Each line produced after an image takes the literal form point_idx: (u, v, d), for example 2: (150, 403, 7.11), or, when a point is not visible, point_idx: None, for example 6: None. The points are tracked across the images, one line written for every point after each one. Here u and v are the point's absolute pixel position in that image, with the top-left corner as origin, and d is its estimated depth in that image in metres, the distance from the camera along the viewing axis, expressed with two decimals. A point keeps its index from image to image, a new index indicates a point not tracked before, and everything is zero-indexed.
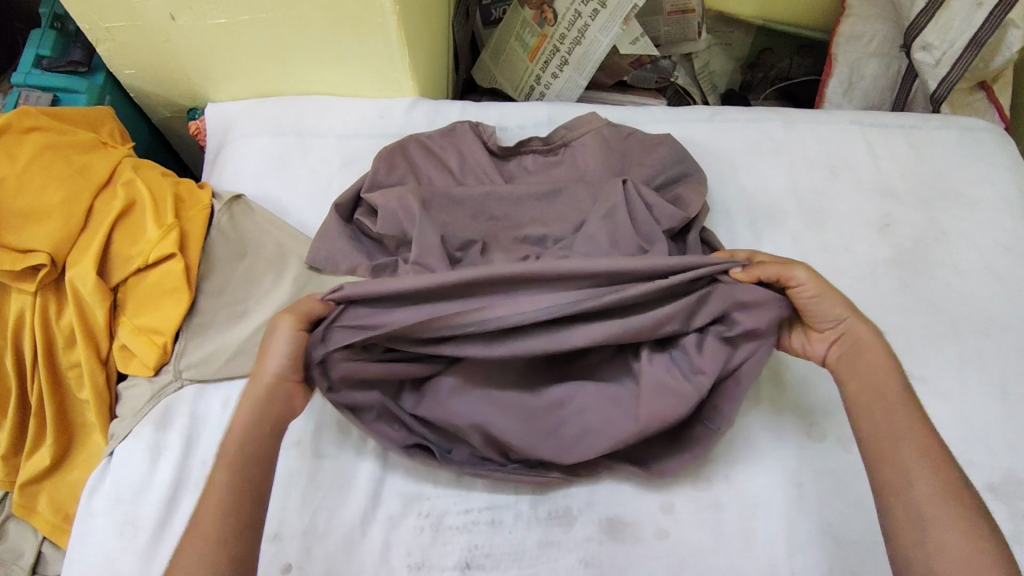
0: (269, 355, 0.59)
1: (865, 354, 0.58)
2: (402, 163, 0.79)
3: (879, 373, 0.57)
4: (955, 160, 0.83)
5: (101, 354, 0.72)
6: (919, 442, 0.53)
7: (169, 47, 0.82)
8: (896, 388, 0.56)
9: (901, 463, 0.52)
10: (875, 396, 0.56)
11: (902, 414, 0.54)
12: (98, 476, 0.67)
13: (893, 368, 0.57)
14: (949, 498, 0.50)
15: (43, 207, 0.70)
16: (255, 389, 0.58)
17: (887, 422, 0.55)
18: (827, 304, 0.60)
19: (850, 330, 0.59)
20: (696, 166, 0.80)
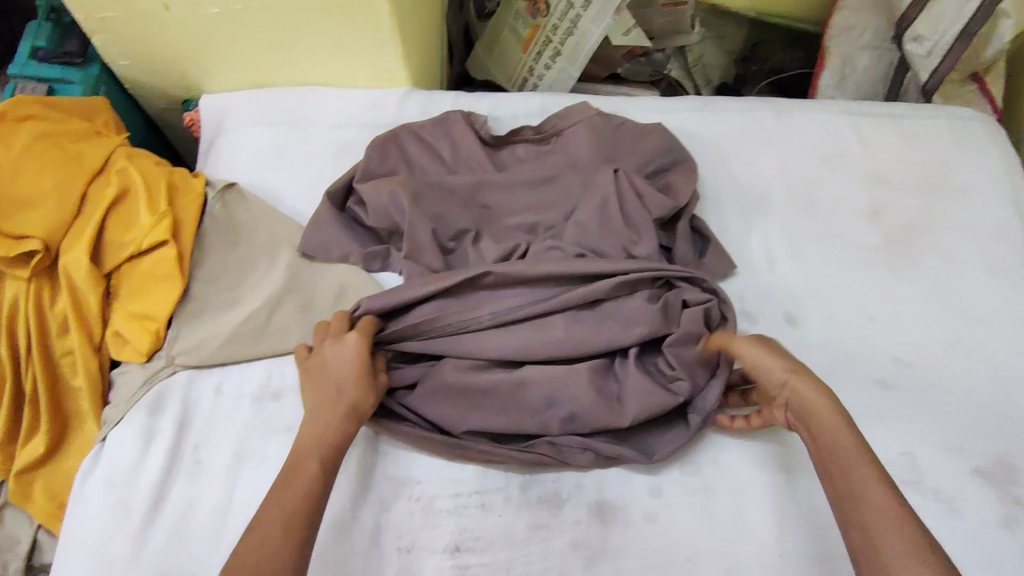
0: (365, 382, 0.62)
1: (811, 408, 0.56)
2: (394, 152, 0.80)
3: (832, 425, 0.55)
4: (945, 150, 0.84)
5: (94, 340, 0.72)
6: (876, 493, 0.50)
7: (163, 37, 0.83)
8: (846, 437, 0.54)
9: (864, 520, 0.49)
10: (832, 453, 0.54)
11: (862, 465, 0.52)
12: (91, 460, 0.67)
13: (842, 418, 0.55)
14: (918, 550, 0.46)
15: (37, 193, 0.70)
16: (344, 407, 0.60)
17: (855, 486, 0.51)
18: (766, 361, 0.60)
19: (791, 383, 0.58)
20: (687, 154, 0.80)
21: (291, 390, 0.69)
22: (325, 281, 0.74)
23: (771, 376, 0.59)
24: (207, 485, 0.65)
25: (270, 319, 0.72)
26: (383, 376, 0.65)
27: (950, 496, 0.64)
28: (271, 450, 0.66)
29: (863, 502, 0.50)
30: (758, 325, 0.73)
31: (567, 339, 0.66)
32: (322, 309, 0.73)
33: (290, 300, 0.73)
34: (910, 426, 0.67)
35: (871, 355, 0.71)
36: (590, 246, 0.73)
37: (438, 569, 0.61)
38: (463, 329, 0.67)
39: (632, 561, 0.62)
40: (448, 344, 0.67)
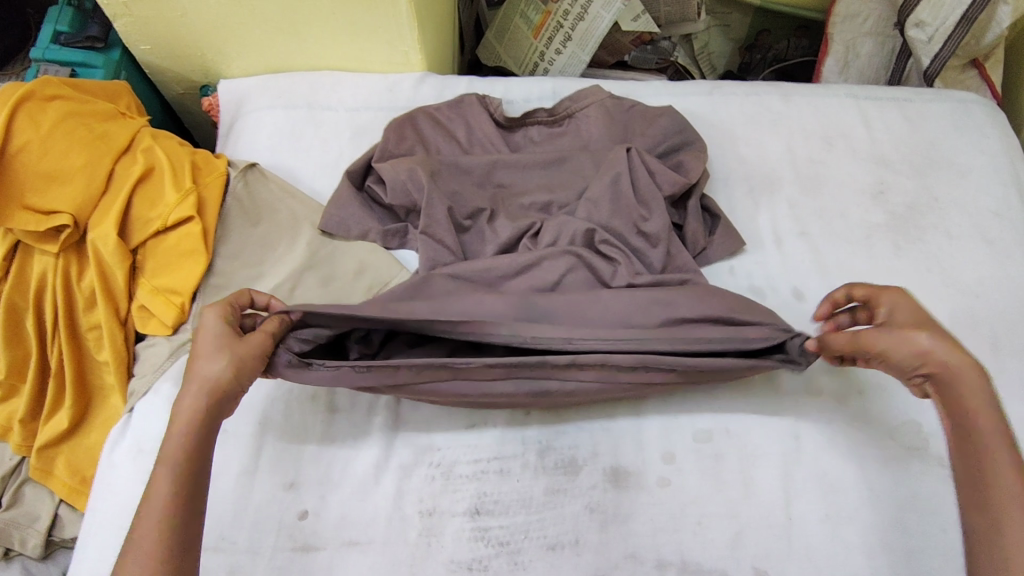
0: (217, 353, 0.56)
1: (965, 396, 0.53)
2: (411, 134, 0.82)
3: (981, 415, 0.52)
4: (947, 131, 0.86)
5: (120, 315, 0.74)
6: (1011, 498, 0.49)
7: (185, 21, 0.85)
8: (998, 429, 0.51)
9: (990, 510, 0.50)
10: (977, 445, 0.52)
11: (1006, 470, 0.50)
12: (120, 430, 0.69)
13: (990, 400, 0.52)
14: None
15: (65, 169, 0.72)
16: (194, 391, 0.55)
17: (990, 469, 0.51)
18: (915, 337, 0.54)
19: (944, 363, 0.53)
20: (697, 135, 0.82)
21: None
22: (344, 258, 0.76)
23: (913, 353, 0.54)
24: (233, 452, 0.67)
25: (292, 293, 0.74)
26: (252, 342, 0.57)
27: None
28: (294, 418, 0.68)
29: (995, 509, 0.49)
30: (766, 299, 0.75)
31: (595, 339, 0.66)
32: (343, 284, 0.75)
33: (311, 275, 0.75)
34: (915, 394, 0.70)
35: None
36: (602, 223, 0.75)
37: (459, 531, 0.63)
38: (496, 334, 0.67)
39: (646, 523, 0.64)
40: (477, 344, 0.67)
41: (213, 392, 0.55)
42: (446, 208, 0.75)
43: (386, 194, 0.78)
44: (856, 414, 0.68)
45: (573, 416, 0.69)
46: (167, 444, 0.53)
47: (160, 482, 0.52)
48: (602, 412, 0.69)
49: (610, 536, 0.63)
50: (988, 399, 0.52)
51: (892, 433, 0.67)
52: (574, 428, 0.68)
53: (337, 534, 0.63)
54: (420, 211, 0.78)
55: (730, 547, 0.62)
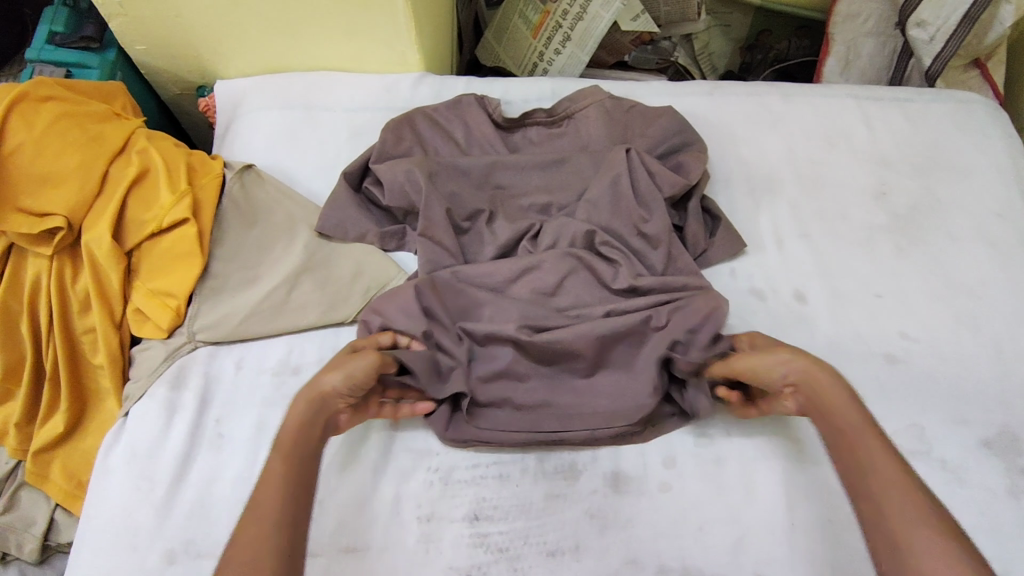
0: (336, 368, 0.60)
1: (826, 398, 0.57)
2: (409, 135, 0.81)
3: (844, 410, 0.56)
4: (948, 131, 0.85)
5: (115, 317, 0.74)
6: (885, 470, 0.51)
7: (180, 21, 0.84)
8: (860, 420, 0.55)
9: (877, 506, 0.50)
10: (843, 436, 0.55)
11: (876, 453, 0.52)
12: (114, 434, 0.68)
13: (851, 400, 0.56)
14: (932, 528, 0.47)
15: (59, 171, 0.71)
16: (306, 396, 0.58)
17: (863, 463, 0.52)
18: (771, 363, 0.61)
19: (803, 376, 0.59)
20: (696, 136, 0.81)
21: (310, 365, 0.71)
22: (341, 261, 0.76)
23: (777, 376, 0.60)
24: (229, 457, 0.66)
25: (289, 296, 0.73)
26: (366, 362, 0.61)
27: (957, 466, 0.65)
28: None
29: (875, 490, 0.51)
30: (767, 302, 0.74)
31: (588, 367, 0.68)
32: (341, 287, 0.74)
33: (309, 278, 0.74)
34: (917, 397, 0.69)
35: (877, 332, 0.72)
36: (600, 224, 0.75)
37: (458, 537, 0.62)
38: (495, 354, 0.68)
39: (647, 529, 0.63)
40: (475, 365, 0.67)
41: (322, 401, 0.59)
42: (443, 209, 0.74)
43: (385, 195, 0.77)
44: None
45: None
46: (282, 434, 0.56)
47: (277, 465, 0.54)
48: None
49: (611, 541, 0.62)
50: (834, 390, 0.57)
51: (893, 437, 0.67)
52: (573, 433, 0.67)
53: (333, 540, 0.62)
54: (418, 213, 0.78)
55: (731, 554, 0.62)
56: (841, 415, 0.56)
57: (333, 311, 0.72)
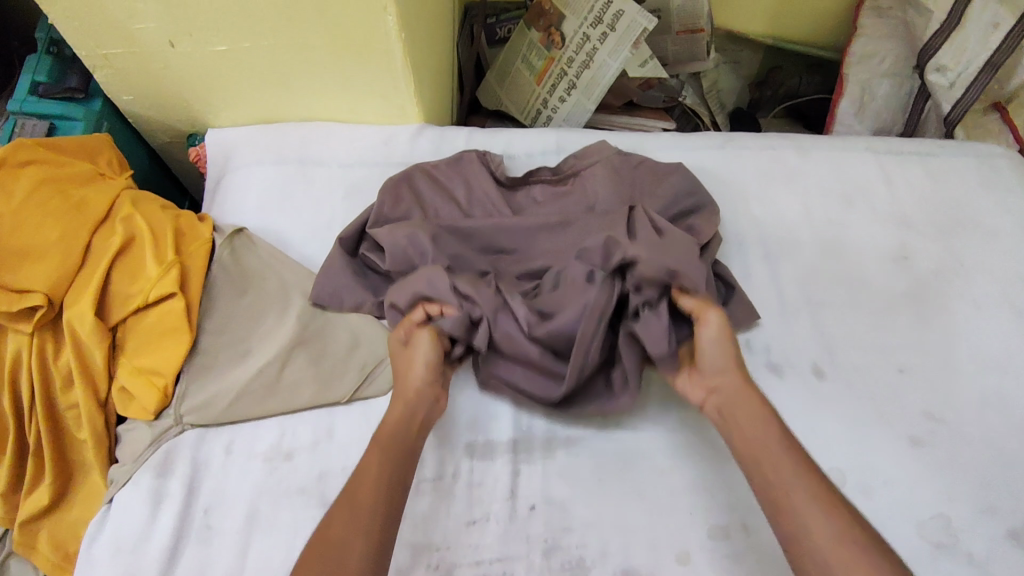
0: (414, 363, 0.65)
1: (735, 404, 0.60)
2: (407, 195, 0.77)
3: (748, 415, 0.59)
4: (971, 189, 0.82)
5: (99, 396, 0.70)
6: (797, 487, 0.53)
7: (168, 73, 0.80)
8: (772, 428, 0.57)
9: (791, 508, 0.52)
10: (754, 444, 0.57)
11: (781, 466, 0.55)
12: (96, 526, 0.64)
13: (769, 414, 0.59)
14: (846, 531, 0.50)
15: (40, 244, 0.68)
16: (399, 407, 0.62)
17: (774, 467, 0.55)
18: (710, 347, 0.64)
19: (727, 382, 0.62)
20: (708, 197, 0.78)
21: (304, 449, 0.67)
22: (338, 332, 0.73)
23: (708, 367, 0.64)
24: (217, 552, 0.62)
25: (281, 373, 0.69)
26: (424, 339, 0.67)
27: (987, 562, 0.62)
28: (283, 515, 0.64)
29: (783, 492, 0.53)
30: (785, 378, 0.71)
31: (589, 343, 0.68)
32: (336, 362, 0.71)
33: (302, 353, 0.71)
34: (943, 483, 0.65)
35: (899, 411, 0.69)
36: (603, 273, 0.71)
37: None
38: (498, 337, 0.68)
39: None
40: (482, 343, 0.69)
41: (417, 400, 0.63)
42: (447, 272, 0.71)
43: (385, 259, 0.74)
44: (882, 508, 0.64)
45: (578, 512, 0.64)
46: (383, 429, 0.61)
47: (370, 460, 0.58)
48: (609, 506, 0.65)
49: None
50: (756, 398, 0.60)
51: (920, 530, 0.63)
52: (582, 524, 0.64)
53: None
54: None
55: None
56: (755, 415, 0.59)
57: (328, 388, 0.69)
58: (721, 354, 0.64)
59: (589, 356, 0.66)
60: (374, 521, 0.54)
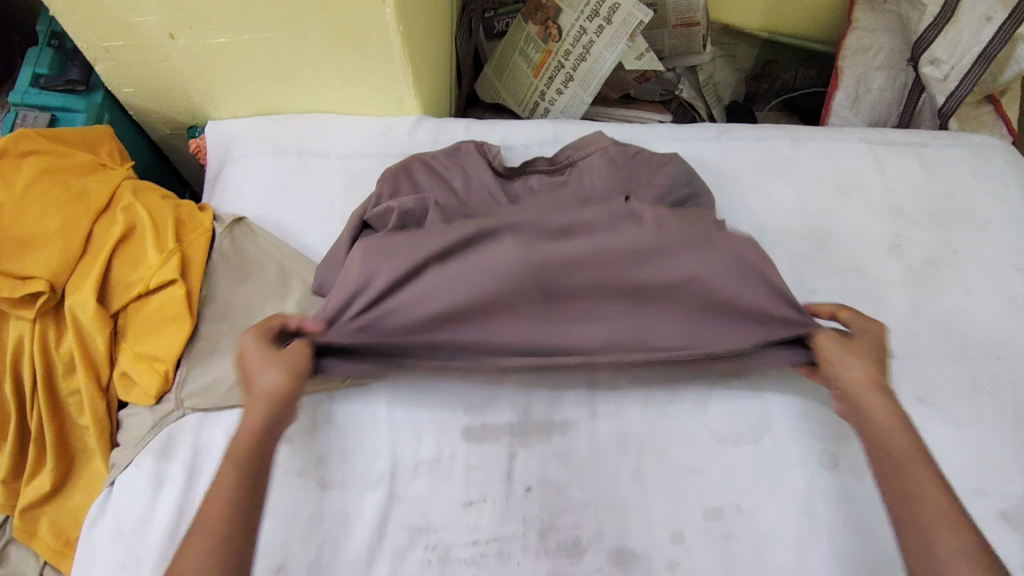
0: (268, 368, 0.59)
1: (869, 406, 0.60)
2: (406, 184, 0.79)
3: (875, 410, 0.59)
4: (964, 179, 0.83)
5: (101, 381, 0.71)
6: (936, 497, 0.52)
7: (169, 66, 0.81)
8: (904, 436, 0.57)
9: (918, 521, 0.52)
10: (886, 453, 0.56)
11: (916, 466, 0.55)
12: (100, 508, 0.66)
13: (900, 419, 0.58)
14: (973, 550, 0.49)
15: (42, 232, 0.68)
16: (257, 398, 0.58)
17: (911, 478, 0.54)
18: (839, 361, 0.63)
19: (852, 381, 0.62)
20: (704, 187, 0.78)
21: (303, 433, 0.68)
22: None
23: (839, 373, 0.63)
24: None
25: None
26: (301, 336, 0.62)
27: None
28: (282, 498, 0.64)
29: (915, 496, 0.53)
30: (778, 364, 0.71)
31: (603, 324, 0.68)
32: None
33: None
34: None
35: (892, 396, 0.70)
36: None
37: None
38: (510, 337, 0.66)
39: None
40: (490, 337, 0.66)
41: (282, 399, 0.58)
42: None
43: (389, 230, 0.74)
44: (872, 490, 0.65)
45: (573, 494, 0.65)
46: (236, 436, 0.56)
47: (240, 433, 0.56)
48: (605, 488, 0.65)
49: None
50: (880, 405, 0.59)
51: None
52: (578, 506, 0.65)
53: None
54: None
55: None
56: (889, 418, 0.58)
57: None
58: (849, 356, 0.63)
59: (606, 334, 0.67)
60: (246, 482, 0.53)
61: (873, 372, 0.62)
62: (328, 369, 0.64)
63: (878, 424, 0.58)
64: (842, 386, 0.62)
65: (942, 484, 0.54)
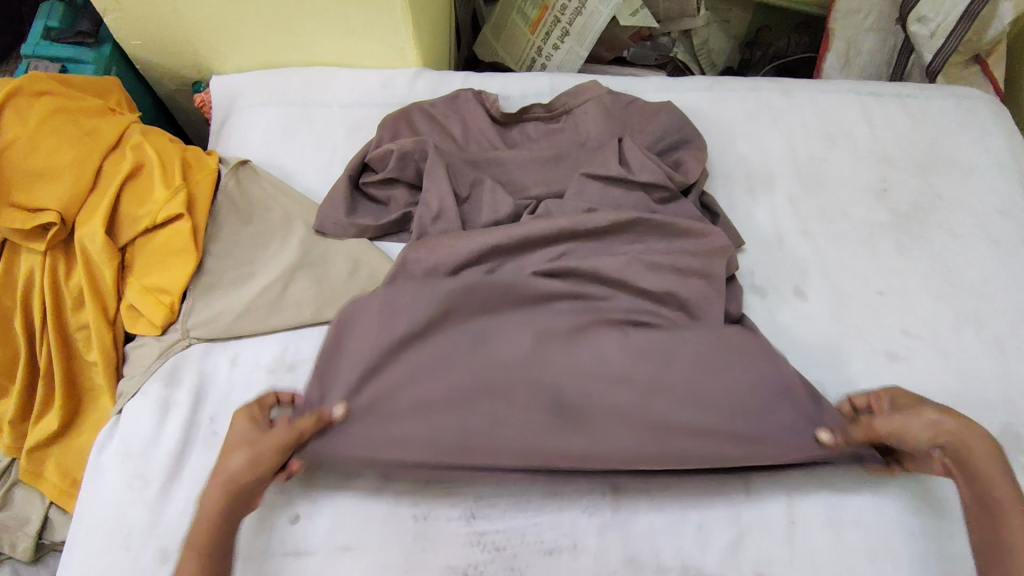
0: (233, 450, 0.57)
1: (976, 472, 0.55)
2: (406, 131, 0.81)
3: (988, 471, 0.55)
4: (950, 128, 0.85)
5: (108, 314, 0.73)
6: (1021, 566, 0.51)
7: (175, 16, 0.83)
8: (1006, 489, 0.54)
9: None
10: (993, 508, 0.54)
11: (1016, 520, 0.53)
12: (108, 432, 0.67)
13: (1003, 470, 0.55)
14: None
15: (53, 167, 0.70)
16: (219, 478, 0.56)
17: (1012, 538, 0.52)
18: (919, 433, 0.57)
19: (947, 448, 0.56)
20: (696, 133, 0.81)
21: (306, 362, 0.70)
22: (336, 255, 0.75)
23: (924, 441, 0.57)
24: None
25: (284, 292, 0.72)
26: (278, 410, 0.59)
27: None
28: None
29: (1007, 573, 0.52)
30: (767, 299, 0.74)
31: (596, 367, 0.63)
32: (337, 283, 0.73)
33: (304, 275, 0.73)
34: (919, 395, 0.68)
35: (878, 329, 0.72)
36: (597, 202, 0.74)
37: (454, 536, 0.62)
38: (494, 381, 0.62)
39: (645, 528, 0.62)
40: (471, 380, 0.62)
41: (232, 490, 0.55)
42: (445, 189, 0.74)
43: (387, 172, 0.77)
44: None
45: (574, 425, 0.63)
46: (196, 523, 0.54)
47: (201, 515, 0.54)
48: None
49: (609, 541, 0.62)
50: (988, 459, 0.55)
51: None
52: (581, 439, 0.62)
53: (328, 540, 0.61)
54: (419, 189, 0.79)
55: (731, 553, 0.61)
56: (1002, 482, 0.54)
57: (328, 308, 0.72)
58: (927, 421, 0.57)
59: (600, 381, 0.63)
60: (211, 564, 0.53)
61: (961, 431, 0.56)
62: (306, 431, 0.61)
63: (986, 484, 0.55)
64: (943, 449, 0.56)
65: None
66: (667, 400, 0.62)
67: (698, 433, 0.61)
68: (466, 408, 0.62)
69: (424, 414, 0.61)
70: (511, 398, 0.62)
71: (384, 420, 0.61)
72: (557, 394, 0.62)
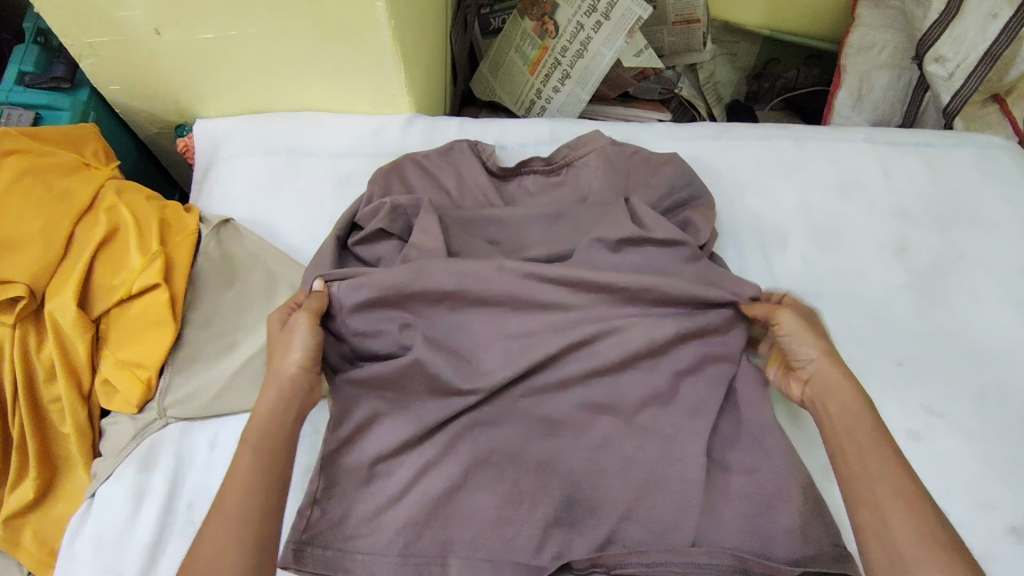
0: (289, 348, 0.61)
1: (836, 396, 0.58)
2: (397, 184, 0.76)
3: (836, 385, 0.58)
4: (971, 180, 0.81)
5: (82, 389, 0.69)
6: (873, 461, 0.52)
7: (155, 62, 0.78)
8: (857, 404, 0.56)
9: (864, 491, 0.51)
10: (840, 422, 0.56)
11: (863, 431, 0.54)
12: (80, 519, 0.63)
13: (862, 398, 0.57)
14: (909, 510, 0.48)
15: (21, 234, 0.66)
16: (273, 384, 0.59)
17: (856, 445, 0.53)
18: (807, 343, 0.61)
19: (820, 371, 0.60)
20: (705, 188, 0.76)
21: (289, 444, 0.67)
22: None
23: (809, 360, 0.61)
24: None
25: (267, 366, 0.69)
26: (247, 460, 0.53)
27: (987, 557, 0.60)
28: None
29: (862, 468, 0.52)
30: None
31: (605, 465, 0.61)
32: None
33: None
34: (941, 479, 0.64)
35: (898, 404, 0.68)
36: None
37: None
38: (505, 480, 0.60)
39: None
40: (482, 480, 0.60)
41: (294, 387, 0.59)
42: (438, 250, 0.69)
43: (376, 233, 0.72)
44: None
45: (594, 525, 0.59)
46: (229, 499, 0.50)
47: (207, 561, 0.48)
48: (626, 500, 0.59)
49: None
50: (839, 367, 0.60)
51: None
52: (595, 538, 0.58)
53: None
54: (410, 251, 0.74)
55: None
56: (851, 392, 0.57)
57: None
58: (817, 343, 0.61)
59: (613, 480, 0.60)
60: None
61: (838, 362, 0.60)
62: (311, 536, 0.58)
63: (836, 397, 0.57)
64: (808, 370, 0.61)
65: (899, 463, 0.51)
66: (685, 499, 0.59)
67: (726, 534, 0.58)
68: (477, 507, 0.59)
69: (435, 517, 0.58)
70: (520, 497, 0.59)
71: (388, 522, 0.58)
72: (572, 493, 0.60)
